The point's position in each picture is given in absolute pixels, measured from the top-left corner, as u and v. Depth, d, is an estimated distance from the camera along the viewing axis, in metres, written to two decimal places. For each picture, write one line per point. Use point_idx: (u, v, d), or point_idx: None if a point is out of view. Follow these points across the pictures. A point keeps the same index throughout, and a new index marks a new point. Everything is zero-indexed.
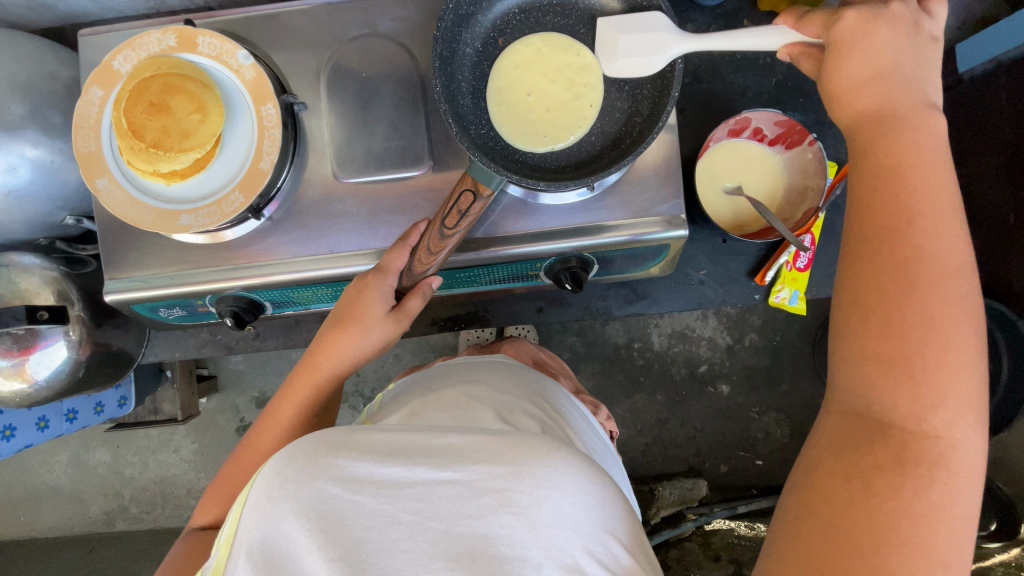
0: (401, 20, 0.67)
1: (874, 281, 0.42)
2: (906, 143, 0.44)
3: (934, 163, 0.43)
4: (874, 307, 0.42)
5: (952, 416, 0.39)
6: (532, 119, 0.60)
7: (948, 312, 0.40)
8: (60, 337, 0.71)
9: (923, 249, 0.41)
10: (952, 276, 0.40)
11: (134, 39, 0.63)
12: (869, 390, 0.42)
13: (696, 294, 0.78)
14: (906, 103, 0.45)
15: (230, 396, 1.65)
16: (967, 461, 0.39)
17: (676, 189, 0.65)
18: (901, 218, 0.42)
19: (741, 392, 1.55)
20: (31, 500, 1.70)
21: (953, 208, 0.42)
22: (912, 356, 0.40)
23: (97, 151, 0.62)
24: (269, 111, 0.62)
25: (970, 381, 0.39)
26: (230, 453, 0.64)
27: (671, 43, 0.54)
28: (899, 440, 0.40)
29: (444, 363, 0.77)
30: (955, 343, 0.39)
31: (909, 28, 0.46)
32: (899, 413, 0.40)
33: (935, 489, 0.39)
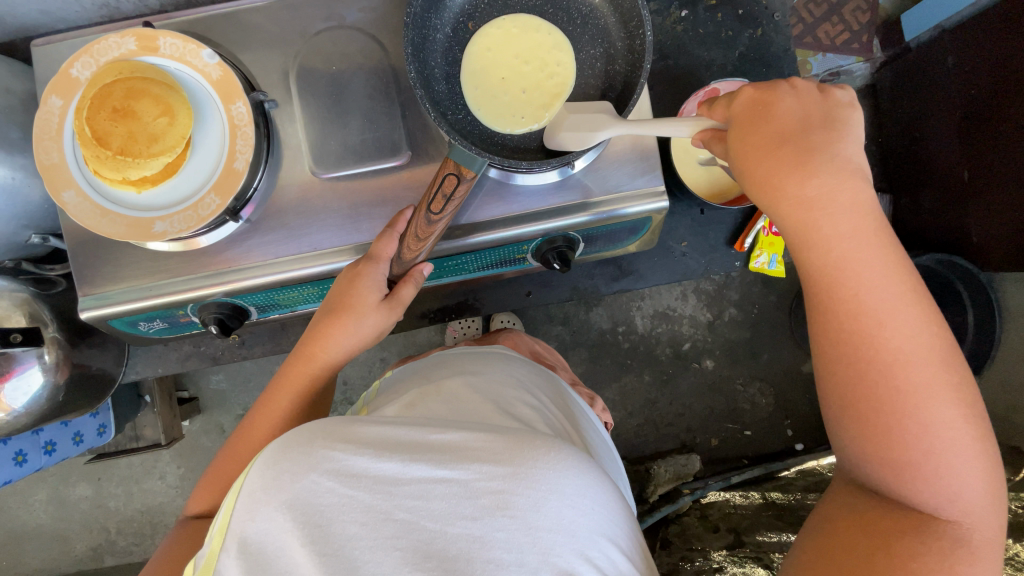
0: (368, 11, 0.67)
1: (860, 380, 0.46)
2: (846, 234, 0.46)
3: (876, 252, 0.46)
4: (868, 414, 0.45)
5: (963, 496, 0.44)
6: (508, 100, 0.60)
7: (935, 405, 0.44)
8: (35, 362, 0.69)
9: (897, 348, 0.45)
10: (932, 366, 0.44)
11: (91, 45, 0.60)
12: (884, 478, 0.46)
13: (679, 265, 0.80)
14: (829, 181, 0.47)
15: (214, 416, 1.61)
16: (980, 530, 0.44)
17: (653, 163, 0.66)
18: (872, 317, 0.45)
19: (725, 365, 1.59)
20: (11, 544, 1.63)
21: (911, 298, 0.46)
22: (914, 454, 0.44)
23: (60, 163, 0.59)
24: (239, 110, 0.61)
25: (965, 452, 0.44)
26: (220, 452, 0.63)
27: (609, 123, 0.54)
28: (917, 517, 0.45)
29: (439, 352, 0.76)
30: (944, 426, 0.44)
31: (816, 107, 0.50)
32: (914, 496, 0.45)
33: (964, 564, 0.43)
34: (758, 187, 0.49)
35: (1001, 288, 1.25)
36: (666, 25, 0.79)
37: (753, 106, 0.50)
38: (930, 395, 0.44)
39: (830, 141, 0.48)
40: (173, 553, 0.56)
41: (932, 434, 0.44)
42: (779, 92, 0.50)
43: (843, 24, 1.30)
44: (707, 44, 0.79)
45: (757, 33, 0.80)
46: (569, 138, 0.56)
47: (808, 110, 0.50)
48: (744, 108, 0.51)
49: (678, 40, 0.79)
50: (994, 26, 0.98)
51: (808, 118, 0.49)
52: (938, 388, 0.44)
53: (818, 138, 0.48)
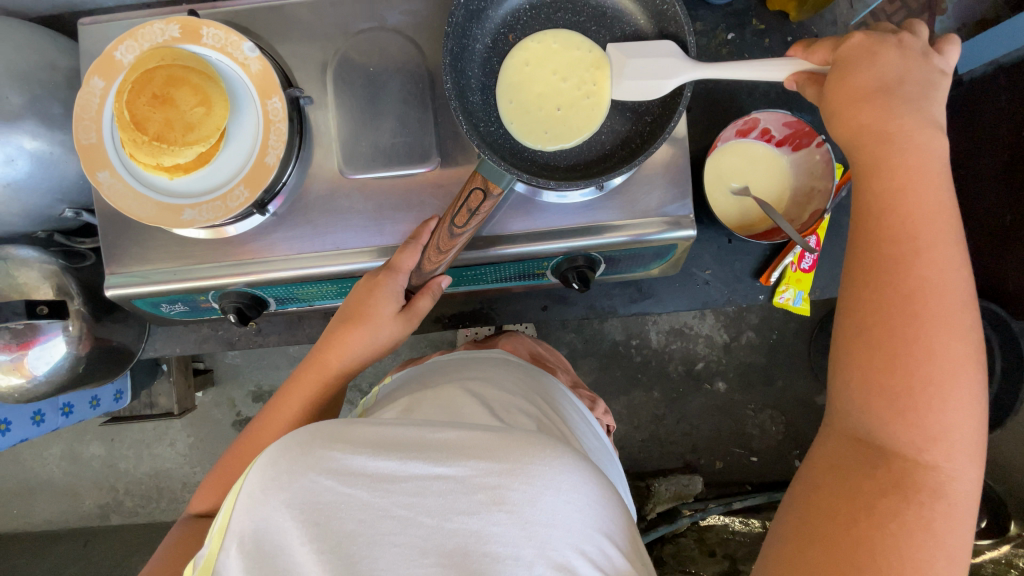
0: (411, 14, 0.66)
1: (885, 310, 0.43)
2: (910, 172, 0.45)
3: (937, 195, 0.44)
4: (880, 343, 0.42)
5: (951, 450, 0.41)
6: (543, 117, 0.59)
7: (951, 350, 0.41)
8: (59, 332, 0.70)
9: (928, 284, 0.42)
10: (957, 312, 0.41)
11: (136, 29, 0.61)
12: (876, 417, 0.42)
13: (701, 293, 0.79)
14: (910, 127, 0.45)
15: (227, 390, 1.64)
16: (960, 492, 0.41)
17: (685, 190, 0.65)
18: (911, 249, 0.43)
19: (738, 389, 1.56)
20: (24, 494, 1.69)
21: (955, 244, 0.43)
22: (916, 392, 0.41)
23: (98, 144, 0.60)
24: (275, 105, 0.61)
25: (970, 411, 0.41)
26: (228, 448, 0.64)
27: (681, 69, 0.54)
28: (900, 467, 0.41)
29: (439, 358, 0.76)
30: (953, 373, 0.41)
31: (920, 57, 0.48)
32: (901, 442, 0.41)
33: (932, 517, 0.40)
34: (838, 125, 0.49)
35: None
36: (711, 47, 0.77)
37: (859, 48, 0.48)
38: (952, 340, 0.41)
39: (914, 87, 0.47)
40: (173, 551, 0.56)
41: (942, 378, 0.41)
42: (886, 44, 0.48)
43: None
44: None
45: None
46: (633, 86, 0.56)
47: (909, 62, 0.47)
48: (851, 52, 0.49)
49: (722, 63, 0.77)
50: None
51: (906, 69, 0.47)
52: (960, 335, 0.41)
53: (912, 89, 0.46)
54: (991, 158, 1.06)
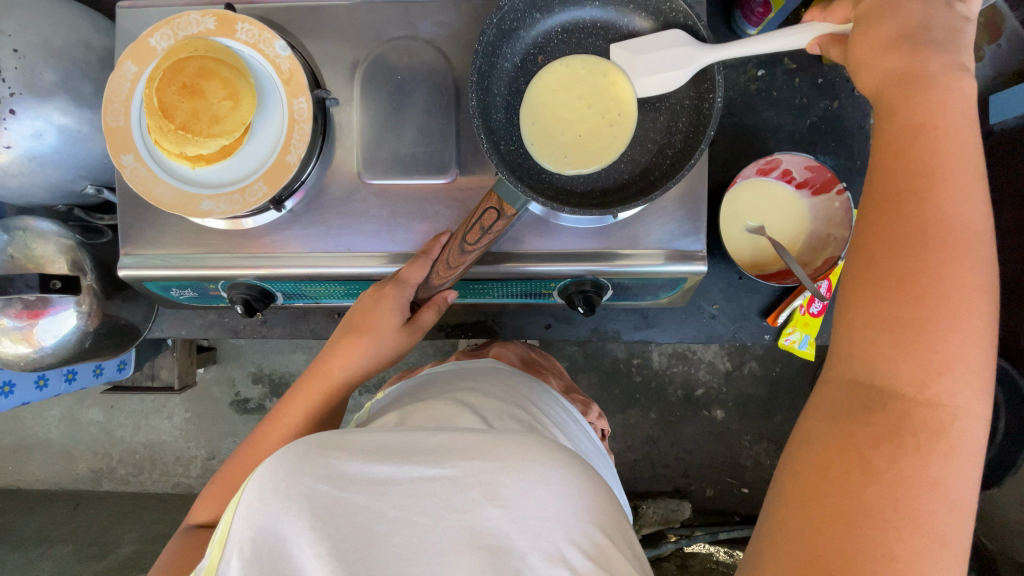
0: (442, 26, 0.67)
1: (894, 239, 0.38)
2: (933, 100, 0.39)
3: (962, 123, 0.39)
4: (887, 275, 0.37)
5: (959, 386, 0.35)
6: (564, 140, 0.59)
7: (965, 280, 0.36)
8: (70, 305, 0.71)
9: (944, 209, 0.37)
10: (972, 239, 0.36)
11: (172, 19, 0.62)
12: (877, 355, 0.37)
13: (707, 327, 0.78)
14: (938, 61, 0.40)
15: (227, 369, 1.66)
16: (966, 431, 0.35)
17: (700, 225, 0.64)
18: (928, 173, 0.38)
19: (735, 418, 1.55)
20: (21, 451, 1.71)
21: (977, 170, 0.38)
22: (921, 323, 0.36)
23: (126, 127, 0.61)
24: (301, 105, 0.62)
25: (983, 348, 0.35)
26: (226, 459, 0.62)
27: (696, 55, 0.55)
28: (901, 408, 0.36)
29: (433, 370, 0.75)
30: (964, 303, 0.36)
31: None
32: (902, 380, 0.36)
33: (934, 462, 0.34)
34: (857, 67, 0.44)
35: None
36: (740, 82, 0.77)
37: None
38: (966, 270, 0.36)
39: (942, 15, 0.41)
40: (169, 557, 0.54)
41: (953, 308, 0.35)
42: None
43: None
44: (779, 108, 0.77)
45: (833, 105, 0.77)
46: (650, 82, 0.57)
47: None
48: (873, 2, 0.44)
49: (749, 100, 0.77)
50: None
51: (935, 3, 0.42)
52: (975, 263, 0.36)
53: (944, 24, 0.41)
54: None
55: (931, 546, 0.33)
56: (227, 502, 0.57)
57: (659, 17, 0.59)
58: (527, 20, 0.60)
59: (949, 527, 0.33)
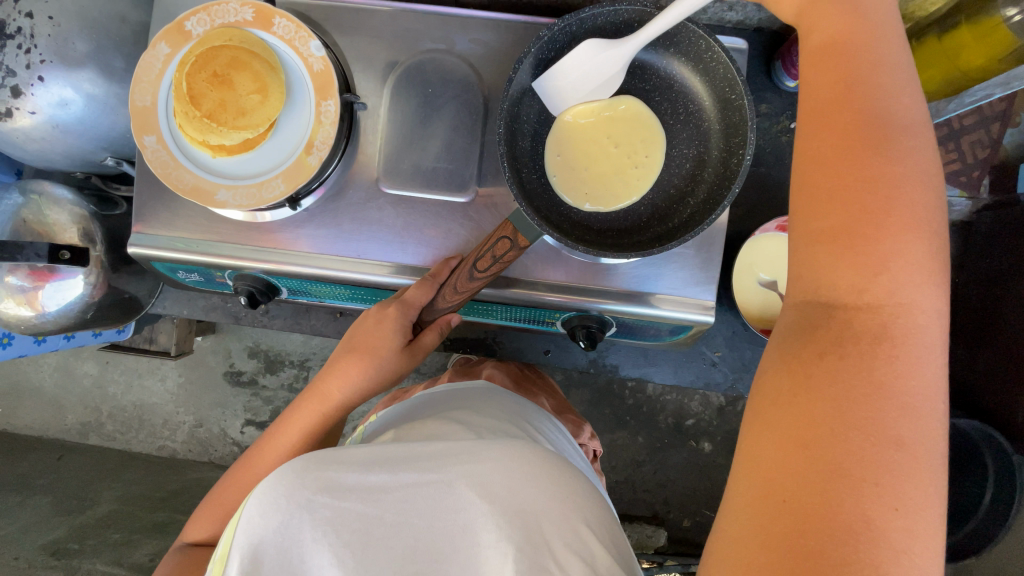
0: (479, 43, 0.66)
1: (825, 154, 0.37)
2: (849, 12, 0.39)
3: (878, 27, 0.39)
4: (819, 186, 0.37)
5: (905, 288, 0.35)
6: (588, 178, 0.59)
7: (899, 178, 0.36)
8: (78, 274, 0.71)
9: (864, 112, 0.37)
10: (897, 136, 0.36)
11: (211, 5, 0.62)
12: (823, 269, 0.37)
13: (705, 373, 0.78)
14: None
15: (225, 340, 1.66)
16: (914, 327, 0.35)
17: (712, 276, 0.64)
18: (850, 88, 0.38)
19: (722, 453, 1.55)
20: (13, 395, 1.73)
21: (894, 70, 0.38)
22: (858, 224, 0.35)
23: (151, 108, 0.61)
24: (328, 107, 0.61)
25: (922, 245, 0.35)
26: (223, 474, 0.61)
27: (616, 54, 0.53)
28: (846, 317, 0.36)
29: (427, 393, 0.74)
30: (900, 201, 0.35)
31: None
32: (844, 290, 0.36)
33: (879, 366, 0.34)
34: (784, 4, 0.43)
35: None
36: (771, 132, 0.76)
37: None
38: (892, 167, 0.36)
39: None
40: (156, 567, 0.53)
41: (886, 206, 0.35)
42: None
43: None
44: None
45: None
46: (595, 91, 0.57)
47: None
48: None
49: (778, 151, 0.76)
50: None
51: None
52: (908, 167, 0.36)
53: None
54: None
55: (884, 453, 0.32)
56: (214, 501, 0.58)
57: (698, 64, 0.57)
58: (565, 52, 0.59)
59: (904, 431, 0.32)
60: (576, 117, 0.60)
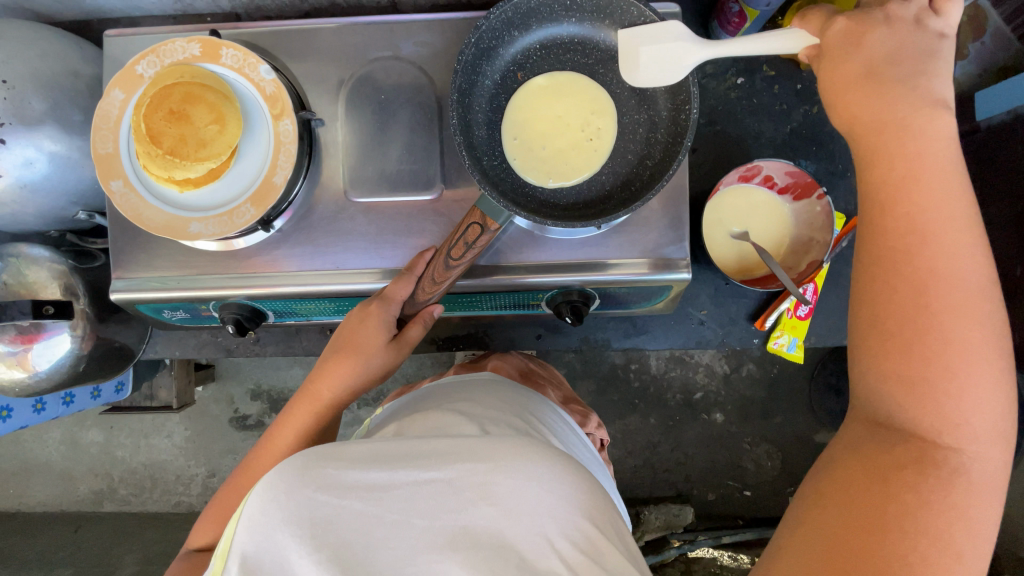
0: (424, 45, 0.68)
1: (896, 305, 0.42)
2: (908, 154, 0.43)
3: (943, 175, 0.42)
4: (892, 332, 0.42)
5: (973, 428, 0.40)
6: (545, 156, 0.61)
7: (969, 336, 0.40)
8: (64, 330, 0.72)
9: (937, 268, 0.41)
10: (969, 294, 0.40)
11: (158, 46, 0.63)
12: (895, 402, 0.42)
13: (695, 332, 0.79)
14: (919, 110, 0.44)
15: (226, 386, 1.66)
16: (978, 466, 0.40)
17: (682, 233, 0.65)
18: (920, 239, 0.42)
19: (735, 421, 1.55)
20: (21, 474, 1.71)
21: (966, 222, 0.41)
22: (934, 378, 0.40)
23: (114, 153, 0.62)
24: (286, 127, 0.63)
25: (986, 395, 0.40)
26: (224, 481, 0.62)
27: (692, 51, 0.54)
28: (918, 445, 0.41)
29: (431, 384, 0.75)
30: (971, 358, 0.40)
31: (909, 34, 0.46)
32: (921, 424, 0.41)
33: (947, 488, 0.40)
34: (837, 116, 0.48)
35: None
36: (720, 91, 0.78)
37: (845, 33, 0.48)
38: (962, 330, 0.40)
39: (920, 82, 0.44)
40: None
41: (957, 361, 0.40)
42: (874, 22, 0.46)
43: None
44: (759, 115, 0.78)
45: (812, 111, 0.78)
46: (647, 75, 0.56)
47: (900, 36, 0.46)
48: (835, 38, 0.48)
49: (730, 107, 0.78)
50: None
51: (899, 47, 0.45)
52: (977, 327, 0.40)
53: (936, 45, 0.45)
54: None
55: (947, 560, 0.38)
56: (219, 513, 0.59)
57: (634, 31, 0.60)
58: (505, 38, 0.61)
59: (967, 545, 0.38)
60: (528, 96, 0.62)
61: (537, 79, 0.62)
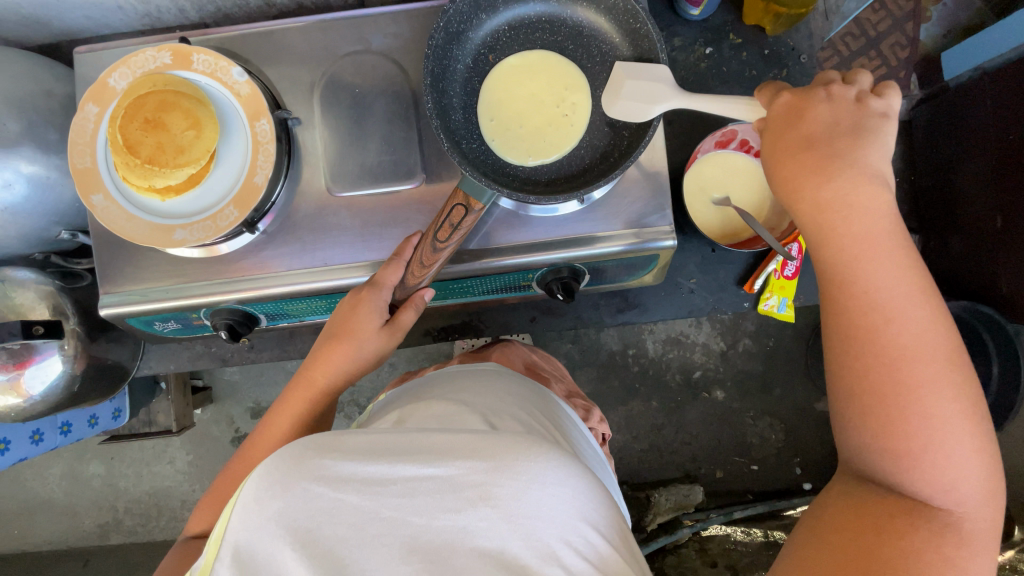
0: (394, 37, 0.69)
1: (872, 383, 0.45)
2: (856, 231, 0.47)
3: (890, 248, 0.46)
4: (872, 409, 0.45)
5: (957, 487, 0.44)
6: (523, 134, 0.62)
7: (940, 404, 0.44)
8: (54, 351, 0.72)
9: (904, 345, 0.45)
10: (936, 364, 0.44)
11: (129, 57, 0.63)
12: (883, 469, 0.46)
13: (687, 302, 0.80)
14: (865, 184, 0.47)
15: (225, 407, 1.65)
16: (965, 517, 0.44)
17: (664, 201, 0.66)
18: (883, 317, 0.45)
19: (736, 397, 1.56)
20: (24, 514, 1.69)
21: (922, 293, 0.46)
22: (917, 450, 0.44)
23: (93, 167, 0.62)
24: (263, 127, 0.63)
25: (964, 454, 0.44)
26: (227, 463, 0.63)
27: (666, 95, 0.56)
28: (908, 502, 0.45)
29: (435, 372, 0.75)
30: (945, 423, 0.44)
31: (849, 111, 0.50)
32: (910, 487, 0.45)
33: (942, 542, 0.43)
34: (783, 189, 0.50)
35: None
36: (690, 62, 0.79)
37: (788, 111, 0.51)
38: (934, 404, 0.44)
39: (859, 154, 0.48)
40: None
41: (933, 430, 0.44)
42: (814, 100, 0.50)
43: (881, 59, 1.20)
44: (730, 82, 0.79)
45: (782, 74, 0.79)
46: (623, 107, 0.58)
47: (838, 115, 0.49)
48: (780, 111, 0.52)
49: (701, 77, 0.79)
50: None
51: (837, 123, 0.49)
52: (946, 397, 0.44)
53: (875, 122, 0.49)
54: (978, 162, 1.08)
55: None
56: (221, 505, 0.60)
57: (599, 5, 0.62)
58: (473, 22, 0.62)
59: None
60: (502, 76, 0.63)
61: (509, 60, 0.63)
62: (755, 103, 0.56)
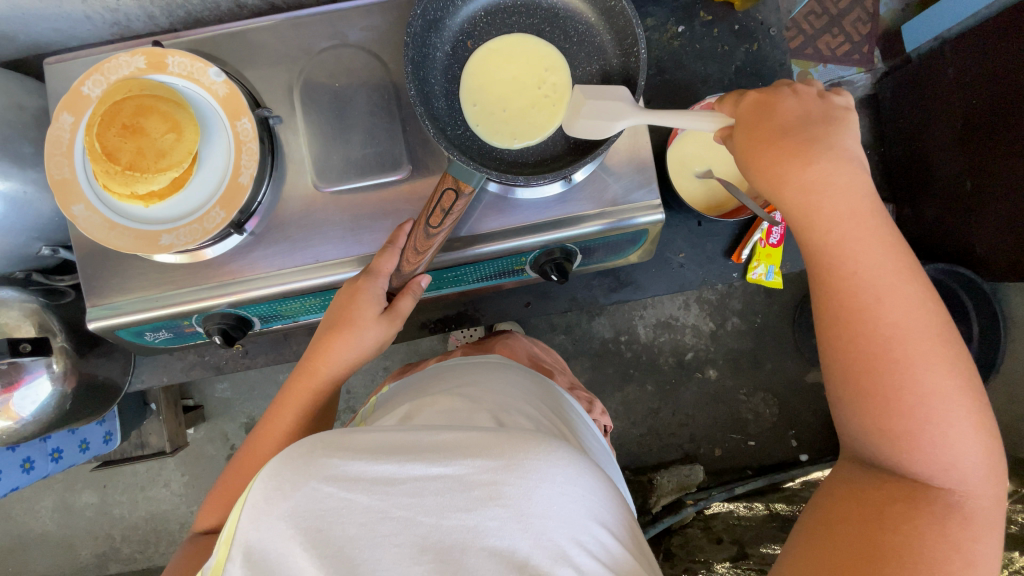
0: (370, 30, 0.69)
1: (869, 365, 0.46)
2: (841, 214, 0.48)
3: (874, 230, 0.47)
4: (869, 391, 0.46)
5: (959, 466, 0.45)
6: (507, 117, 0.62)
7: (936, 382, 0.44)
8: (43, 371, 0.70)
9: (896, 323, 0.45)
10: (929, 341, 0.45)
11: (102, 63, 0.62)
12: (884, 452, 0.46)
13: (677, 276, 0.81)
14: (844, 169, 0.48)
15: (218, 424, 1.62)
16: (967, 495, 0.45)
17: (649, 175, 0.67)
18: (876, 299, 0.46)
19: (729, 375, 1.58)
20: (16, 551, 1.64)
21: (909, 273, 0.47)
22: (917, 429, 0.44)
23: (71, 177, 0.61)
24: (245, 126, 0.63)
25: (964, 431, 0.44)
26: (230, 461, 0.63)
27: (626, 112, 0.54)
28: (911, 483, 0.46)
29: (438, 363, 0.76)
30: (943, 400, 0.44)
31: (817, 104, 0.52)
32: (914, 468, 0.45)
33: (947, 521, 0.44)
34: (762, 176, 0.51)
35: (1005, 297, 1.30)
36: (663, 41, 0.81)
37: (757, 106, 0.52)
38: (931, 382, 0.44)
39: (835, 141, 0.49)
40: None
41: (932, 408, 0.44)
42: (781, 95, 0.52)
43: (844, 35, 1.33)
44: (704, 59, 0.81)
45: (753, 48, 0.81)
46: (585, 125, 0.56)
47: (807, 108, 0.51)
48: (751, 106, 0.53)
49: (675, 55, 0.81)
50: (993, 35, 1.00)
51: (808, 115, 0.51)
52: (942, 374, 0.44)
53: (841, 113, 0.51)
54: (944, 128, 1.13)
55: None
56: (231, 503, 0.60)
57: None
58: (449, 9, 0.62)
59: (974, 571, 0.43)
60: (483, 61, 0.63)
61: (489, 45, 0.64)
62: (718, 117, 0.54)
